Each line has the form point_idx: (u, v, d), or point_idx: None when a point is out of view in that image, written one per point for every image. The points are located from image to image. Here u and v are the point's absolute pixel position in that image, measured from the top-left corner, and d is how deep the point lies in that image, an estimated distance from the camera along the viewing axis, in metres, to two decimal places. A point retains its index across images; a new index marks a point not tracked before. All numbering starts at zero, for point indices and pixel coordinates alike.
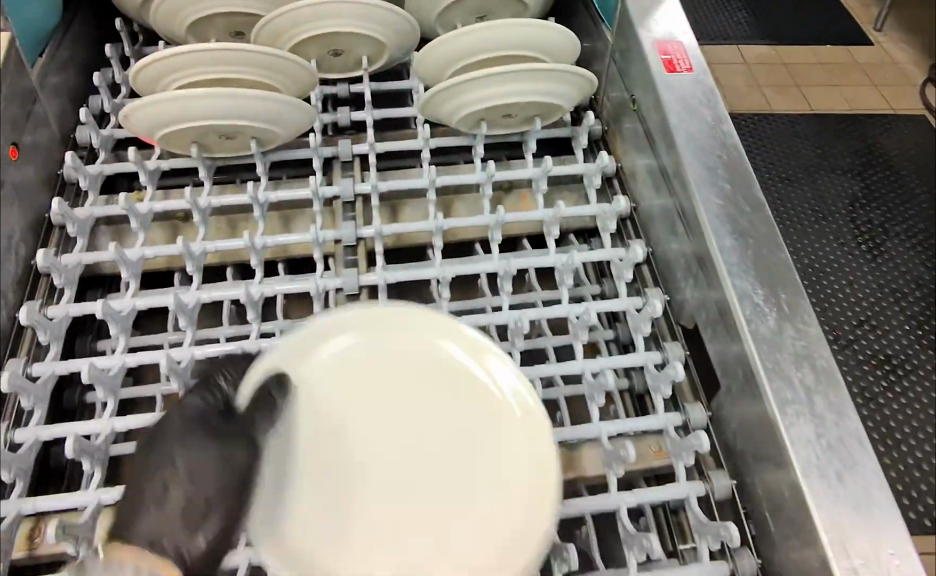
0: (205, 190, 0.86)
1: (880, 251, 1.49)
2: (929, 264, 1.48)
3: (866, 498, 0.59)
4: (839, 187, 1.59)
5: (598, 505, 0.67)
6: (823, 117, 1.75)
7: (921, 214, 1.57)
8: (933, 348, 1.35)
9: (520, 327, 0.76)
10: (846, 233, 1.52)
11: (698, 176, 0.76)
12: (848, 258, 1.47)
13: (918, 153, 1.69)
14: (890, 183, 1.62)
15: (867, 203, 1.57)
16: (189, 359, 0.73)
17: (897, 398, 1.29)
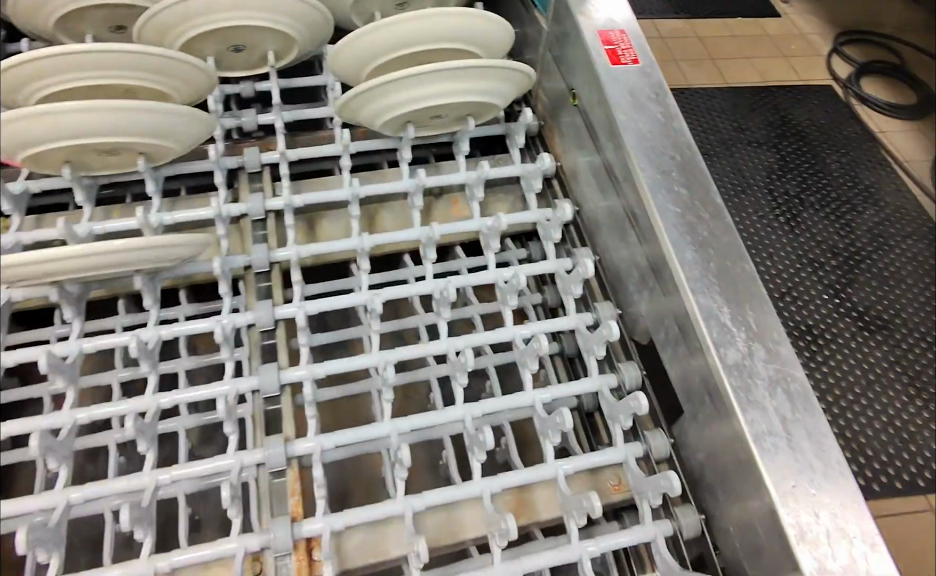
0: (85, 215, 0.73)
1: (795, 221, 1.36)
2: (844, 230, 1.36)
3: (853, 535, 0.54)
4: (754, 161, 1.46)
5: (557, 559, 0.58)
6: (738, 90, 1.61)
7: (836, 181, 1.45)
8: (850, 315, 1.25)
9: (464, 360, 0.66)
10: (764, 208, 1.37)
11: (652, 181, 0.69)
12: (766, 232, 1.34)
13: (833, 119, 1.57)
14: (804, 152, 1.49)
15: (783, 174, 1.44)
16: (72, 426, 0.60)
17: (819, 371, 1.18)
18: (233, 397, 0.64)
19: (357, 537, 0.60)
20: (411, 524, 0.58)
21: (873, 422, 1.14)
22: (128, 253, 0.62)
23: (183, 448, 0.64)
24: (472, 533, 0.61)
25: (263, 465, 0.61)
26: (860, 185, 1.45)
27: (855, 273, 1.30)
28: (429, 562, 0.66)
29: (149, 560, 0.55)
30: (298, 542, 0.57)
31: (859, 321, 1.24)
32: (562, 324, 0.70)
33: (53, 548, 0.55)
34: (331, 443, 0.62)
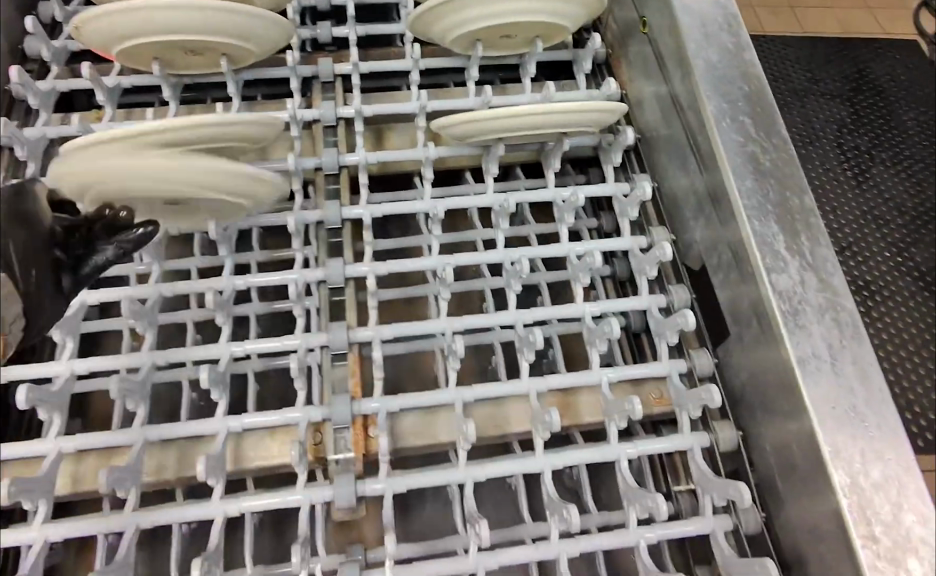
0: (172, 111, 0.78)
1: (862, 177, 1.25)
2: (918, 189, 1.24)
3: (888, 459, 0.55)
4: (825, 113, 1.31)
5: (596, 455, 0.61)
6: (815, 39, 1.42)
7: (911, 141, 1.29)
8: (916, 274, 1.16)
9: (518, 268, 0.70)
10: (830, 159, 1.27)
11: (718, 109, 0.70)
12: (830, 181, 1.24)
13: (920, 75, 1.39)
14: (887, 104, 1.33)
15: (856, 127, 1.30)
16: (158, 298, 0.66)
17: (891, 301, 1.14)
18: (301, 288, 0.68)
19: (411, 419, 0.65)
20: (460, 412, 0.62)
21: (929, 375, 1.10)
22: (214, 143, 0.66)
23: (255, 330, 0.69)
24: (516, 428, 0.65)
25: (327, 348, 0.66)
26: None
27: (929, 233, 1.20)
28: (474, 450, 0.70)
29: (224, 419, 0.60)
30: (356, 418, 0.62)
31: (925, 281, 1.16)
32: (617, 243, 0.72)
33: (141, 400, 0.61)
34: (390, 333, 0.66)
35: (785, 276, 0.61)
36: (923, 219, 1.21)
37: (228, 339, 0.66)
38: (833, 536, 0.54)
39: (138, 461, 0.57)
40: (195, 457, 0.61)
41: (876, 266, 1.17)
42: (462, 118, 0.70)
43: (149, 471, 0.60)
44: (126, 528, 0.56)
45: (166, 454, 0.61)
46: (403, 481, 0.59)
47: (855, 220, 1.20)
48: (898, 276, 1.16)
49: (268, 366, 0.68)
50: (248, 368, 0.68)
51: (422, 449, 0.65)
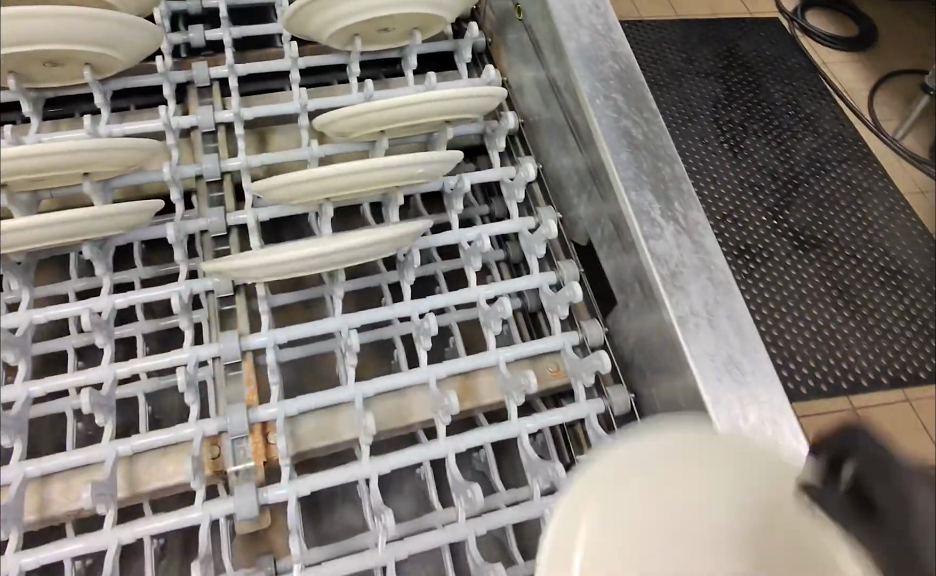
0: (34, 128, 0.74)
1: (737, 149, 1.38)
2: (781, 159, 1.39)
3: (763, 403, 0.58)
4: (702, 92, 1.45)
5: (499, 435, 0.62)
6: (687, 24, 1.55)
7: (773, 114, 1.45)
8: (787, 234, 1.29)
9: (411, 258, 0.70)
10: (709, 134, 1.39)
11: (591, 88, 0.72)
12: (710, 153, 1.37)
13: (777, 54, 1.55)
14: (752, 84, 1.50)
15: (729, 104, 1.44)
16: (28, 325, 0.62)
17: (769, 259, 1.25)
18: (188, 299, 0.66)
19: (313, 420, 0.64)
20: (361, 407, 0.61)
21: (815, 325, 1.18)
22: (79, 157, 0.63)
23: (142, 351, 0.66)
24: (420, 416, 0.65)
25: (219, 358, 0.64)
26: (795, 118, 1.46)
27: (793, 197, 1.34)
28: (380, 445, 0.70)
29: (111, 443, 0.57)
30: (254, 425, 0.61)
31: (796, 240, 1.28)
32: (505, 225, 0.73)
33: (16, 434, 0.57)
34: (285, 336, 0.64)
35: (660, 241, 0.64)
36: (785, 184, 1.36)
37: (112, 359, 0.63)
38: None
39: (17, 499, 0.54)
40: (84, 487, 0.58)
41: (756, 227, 1.29)
42: (339, 114, 0.70)
43: (32, 509, 0.57)
44: (9, 572, 0.52)
45: (51, 488, 0.58)
46: (307, 484, 0.58)
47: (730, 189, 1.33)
48: (773, 235, 1.28)
49: (157, 387, 0.66)
50: (137, 391, 0.65)
51: (327, 449, 0.64)
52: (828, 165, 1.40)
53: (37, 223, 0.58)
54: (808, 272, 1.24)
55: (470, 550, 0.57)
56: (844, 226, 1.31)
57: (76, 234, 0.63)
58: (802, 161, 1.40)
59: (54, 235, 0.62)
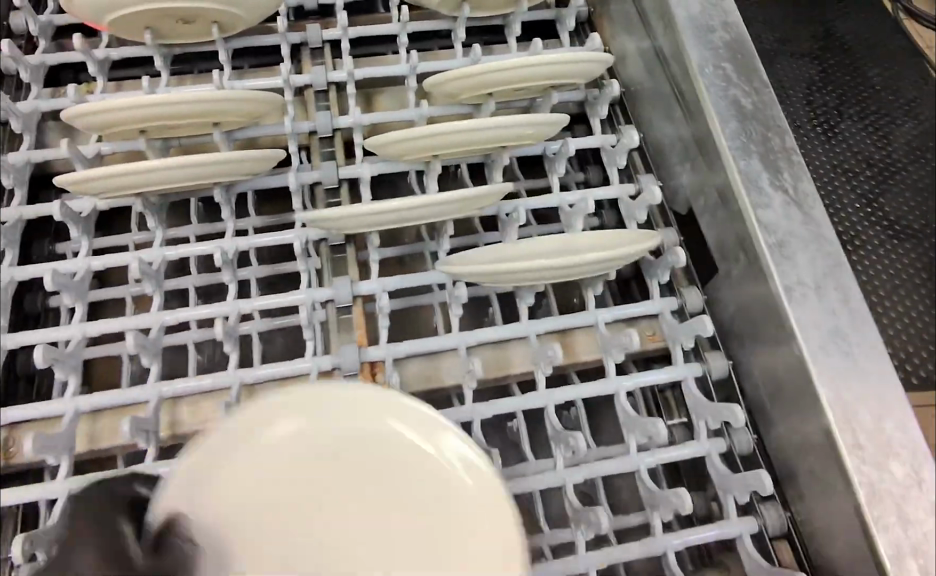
0: (164, 81, 0.79)
1: (834, 133, 1.31)
2: (880, 143, 1.33)
3: (870, 374, 0.58)
4: (797, 71, 1.37)
5: (598, 390, 0.63)
6: None
7: (871, 95, 1.38)
8: (881, 224, 1.26)
9: (514, 218, 0.71)
10: (804, 117, 1.32)
11: (700, 58, 0.72)
12: (805, 139, 1.30)
13: (878, 29, 1.46)
14: (849, 63, 1.40)
15: (824, 85, 1.37)
16: (162, 261, 0.67)
17: (861, 251, 1.24)
18: (304, 245, 0.69)
19: (418, 364, 0.67)
20: (466, 355, 0.64)
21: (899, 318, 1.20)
22: (213, 107, 0.68)
23: (260, 291, 0.70)
24: (519, 369, 0.68)
25: (333, 302, 0.68)
26: (894, 100, 1.39)
27: (890, 185, 1.30)
28: (475, 396, 0.73)
29: (236, 372, 0.62)
30: (365, 366, 0.64)
31: (890, 231, 1.26)
32: (607, 191, 0.74)
33: (152, 358, 0.62)
34: (394, 285, 0.67)
35: (767, 210, 0.64)
36: (883, 170, 1.30)
37: (235, 297, 0.67)
38: (822, 450, 0.57)
39: (156, 415, 0.59)
40: (210, 410, 0.63)
41: (852, 218, 1.25)
42: (452, 75, 0.72)
43: (164, 426, 0.62)
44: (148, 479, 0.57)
45: (181, 408, 0.63)
46: None
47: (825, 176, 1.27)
48: (868, 227, 1.25)
49: (274, 326, 0.70)
50: (254, 328, 0.69)
51: (430, 393, 0.67)
52: (926, 153, 1.35)
53: (176, 167, 0.63)
54: (901, 267, 1.23)
55: (568, 496, 0.59)
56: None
57: (207, 179, 0.67)
58: (901, 144, 1.34)
59: (189, 180, 0.66)
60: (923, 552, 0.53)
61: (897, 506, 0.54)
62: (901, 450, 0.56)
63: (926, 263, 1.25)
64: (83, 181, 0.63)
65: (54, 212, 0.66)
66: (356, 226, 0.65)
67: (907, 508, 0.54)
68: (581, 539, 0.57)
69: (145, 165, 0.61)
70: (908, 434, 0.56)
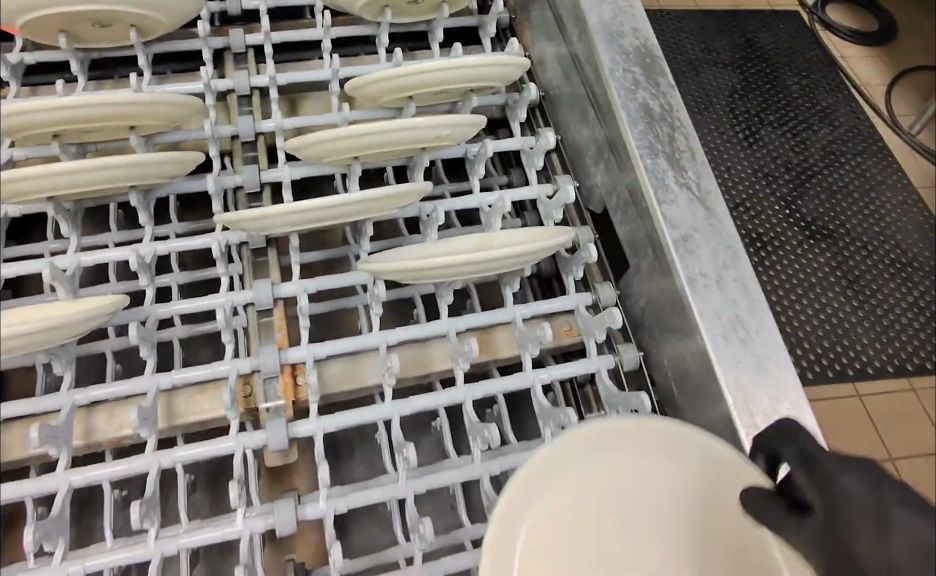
0: (81, 85, 0.77)
1: (754, 139, 1.38)
2: (797, 148, 1.39)
3: (767, 360, 0.62)
4: (719, 83, 1.45)
5: (515, 385, 0.65)
6: (707, 14, 1.57)
7: (789, 104, 1.46)
8: (798, 222, 1.30)
9: (434, 219, 0.73)
10: (725, 123, 1.40)
11: (611, 63, 0.75)
12: (727, 143, 1.37)
13: (797, 46, 1.56)
14: (770, 75, 1.49)
15: (745, 96, 1.44)
16: (77, 268, 0.66)
17: (779, 245, 1.27)
18: (223, 249, 0.69)
19: (339, 365, 0.68)
20: (385, 354, 0.65)
21: (817, 311, 1.21)
22: (127, 110, 0.67)
23: (180, 297, 0.70)
24: (440, 366, 0.69)
25: (253, 305, 0.68)
26: (812, 109, 1.46)
27: (807, 186, 1.35)
28: (400, 395, 0.74)
29: (152, 377, 0.61)
30: (284, 368, 0.65)
31: (807, 228, 1.30)
32: (525, 192, 0.76)
33: (66, 365, 0.62)
34: (314, 286, 0.68)
35: (672, 207, 0.67)
36: (799, 173, 1.36)
37: (153, 302, 0.67)
38: (722, 434, 0.60)
39: (67, 422, 0.58)
40: (127, 416, 0.63)
41: (768, 215, 1.30)
42: (371, 78, 0.73)
43: (78, 435, 0.61)
44: (59, 488, 0.56)
45: (95, 417, 0.62)
46: (334, 422, 0.62)
47: (744, 176, 1.33)
48: (785, 223, 1.30)
49: (194, 332, 0.69)
50: (174, 335, 0.69)
51: (352, 393, 0.68)
52: (843, 158, 1.40)
53: (87, 170, 0.62)
54: (816, 262, 1.26)
55: (484, 488, 0.60)
56: (853, 217, 1.33)
57: (122, 182, 0.66)
58: (818, 149, 1.40)
59: (102, 184, 0.65)
60: None
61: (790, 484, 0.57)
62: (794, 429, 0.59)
63: (841, 260, 1.27)
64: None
65: None
66: (273, 228, 0.65)
67: None
68: None
69: (53, 169, 0.60)
70: (802, 415, 0.60)
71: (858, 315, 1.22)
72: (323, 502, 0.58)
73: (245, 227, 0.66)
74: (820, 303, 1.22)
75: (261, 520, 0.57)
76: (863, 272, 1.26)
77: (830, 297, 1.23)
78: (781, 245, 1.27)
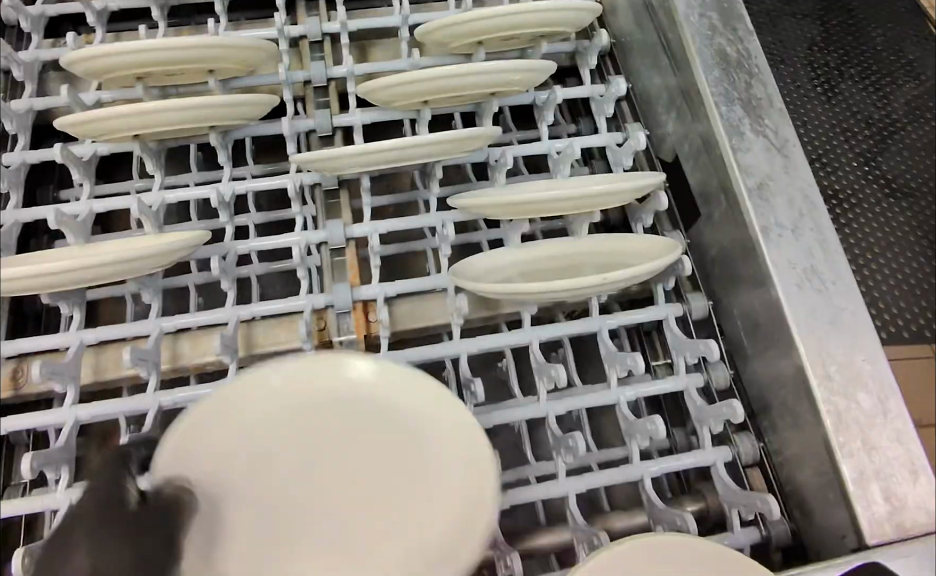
0: (162, 31, 0.80)
1: (832, 92, 1.21)
2: (880, 101, 1.22)
3: (843, 309, 0.61)
4: (796, 29, 1.25)
5: (582, 327, 0.65)
6: None
7: (875, 51, 1.26)
8: (880, 184, 1.15)
9: (503, 163, 0.73)
10: (801, 76, 1.22)
11: (686, 6, 0.73)
12: (803, 97, 1.20)
13: None
14: (854, 19, 1.29)
15: (824, 43, 1.25)
16: (162, 204, 0.69)
17: (857, 210, 1.13)
18: (299, 189, 0.71)
19: (409, 305, 0.69)
20: (453, 294, 0.66)
21: (896, 282, 1.09)
22: (208, 53, 0.69)
23: (257, 236, 0.72)
24: (506, 308, 0.70)
25: (326, 244, 0.70)
26: (901, 56, 1.27)
27: (891, 144, 1.18)
28: (465, 336, 0.75)
29: (233, 308, 0.64)
30: (356, 305, 0.66)
31: (889, 190, 1.15)
32: (594, 138, 0.75)
33: (153, 295, 0.65)
34: (385, 227, 0.69)
35: (746, 153, 0.66)
36: (884, 130, 1.19)
37: (233, 239, 0.69)
38: (791, 382, 0.60)
39: (156, 347, 0.61)
40: (208, 345, 0.66)
41: (844, 176, 1.15)
42: (443, 22, 0.73)
43: (165, 360, 0.65)
44: (150, 407, 0.60)
45: (180, 345, 0.66)
46: (403, 357, 0.64)
47: (819, 137, 1.17)
48: (862, 186, 1.15)
49: (270, 270, 0.72)
50: (252, 272, 0.71)
51: (420, 332, 0.69)
52: (931, 111, 1.22)
53: (172, 110, 0.64)
54: (894, 224, 1.12)
55: (549, 426, 0.61)
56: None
57: (203, 123, 0.69)
58: (904, 101, 1.23)
59: (184, 125, 0.68)
60: (884, 477, 0.55)
61: (862, 434, 0.56)
62: (868, 379, 0.58)
63: (926, 222, 1.13)
64: (83, 124, 0.64)
65: (55, 156, 0.68)
66: (344, 167, 0.67)
67: (871, 436, 0.56)
68: (562, 465, 0.59)
69: (141, 108, 0.63)
70: (877, 368, 0.59)
71: (935, 269, 1.09)
72: None
73: (319, 168, 0.68)
74: (898, 272, 1.09)
75: None
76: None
77: (912, 268, 1.10)
78: (858, 210, 1.13)
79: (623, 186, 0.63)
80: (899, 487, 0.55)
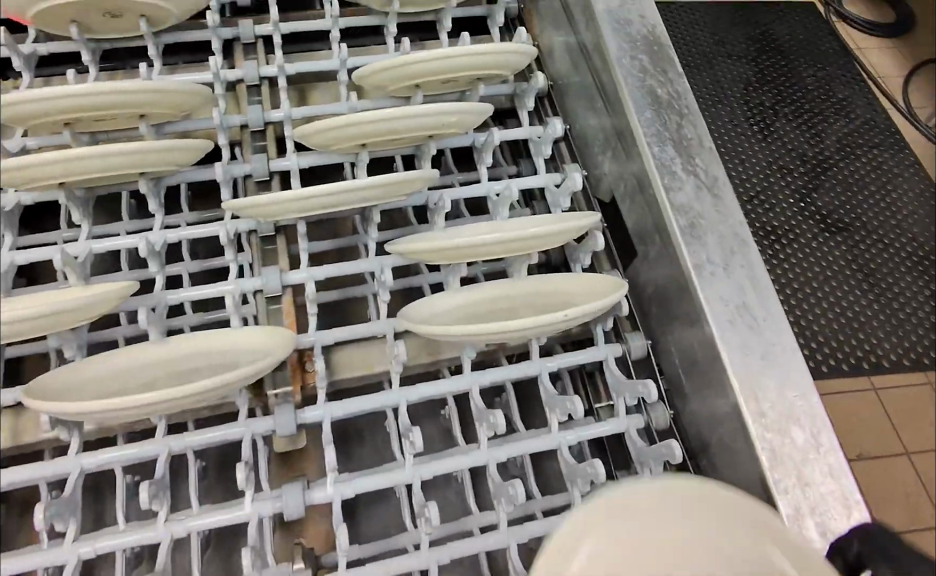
0: (92, 76, 0.78)
1: (767, 132, 1.26)
2: (813, 139, 1.26)
3: (774, 346, 0.62)
4: (731, 75, 1.31)
5: (523, 371, 0.65)
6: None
7: (807, 94, 1.32)
8: (814, 218, 1.18)
9: (442, 207, 0.73)
10: (738, 116, 1.27)
11: (617, 50, 0.75)
12: (739, 136, 1.25)
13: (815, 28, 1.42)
14: (785, 66, 1.35)
15: (759, 87, 1.31)
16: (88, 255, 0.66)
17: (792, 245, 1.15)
18: (233, 236, 0.70)
19: (347, 353, 0.68)
20: (392, 341, 0.65)
21: (832, 314, 1.08)
22: (136, 99, 0.67)
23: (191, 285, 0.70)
24: (447, 353, 0.69)
25: (262, 292, 0.68)
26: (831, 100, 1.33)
27: (825, 181, 1.22)
28: (408, 381, 0.74)
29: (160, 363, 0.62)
30: (292, 355, 0.65)
31: (823, 224, 1.17)
32: (533, 180, 0.76)
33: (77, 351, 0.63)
34: (322, 273, 0.68)
35: (679, 194, 0.67)
36: (817, 167, 1.24)
37: (164, 289, 0.67)
38: (728, 420, 0.60)
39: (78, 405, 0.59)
40: None
41: (771, 210, 1.18)
42: (379, 67, 0.73)
43: None
44: (70, 471, 0.57)
45: None
46: (341, 407, 0.63)
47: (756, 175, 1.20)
48: (798, 221, 1.17)
49: (204, 320, 0.70)
50: (185, 323, 0.69)
51: (359, 380, 0.68)
52: (861, 148, 1.26)
53: (95, 159, 0.62)
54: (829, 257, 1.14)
55: (490, 474, 0.60)
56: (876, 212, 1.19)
57: (131, 171, 0.67)
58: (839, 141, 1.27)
59: (111, 173, 0.66)
60: (819, 512, 0.56)
61: (797, 471, 0.57)
62: (802, 416, 0.59)
63: (860, 255, 1.14)
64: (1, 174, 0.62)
65: None
66: (281, 215, 0.66)
67: (806, 472, 0.57)
68: (504, 514, 0.58)
69: (62, 156, 0.61)
70: (810, 404, 0.59)
71: (871, 300, 1.10)
72: (331, 486, 0.58)
73: (253, 215, 0.66)
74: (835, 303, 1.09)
75: (270, 503, 0.57)
76: (885, 264, 1.13)
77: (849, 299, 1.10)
78: (794, 244, 1.15)
79: (557, 229, 0.63)
80: (834, 523, 0.56)
